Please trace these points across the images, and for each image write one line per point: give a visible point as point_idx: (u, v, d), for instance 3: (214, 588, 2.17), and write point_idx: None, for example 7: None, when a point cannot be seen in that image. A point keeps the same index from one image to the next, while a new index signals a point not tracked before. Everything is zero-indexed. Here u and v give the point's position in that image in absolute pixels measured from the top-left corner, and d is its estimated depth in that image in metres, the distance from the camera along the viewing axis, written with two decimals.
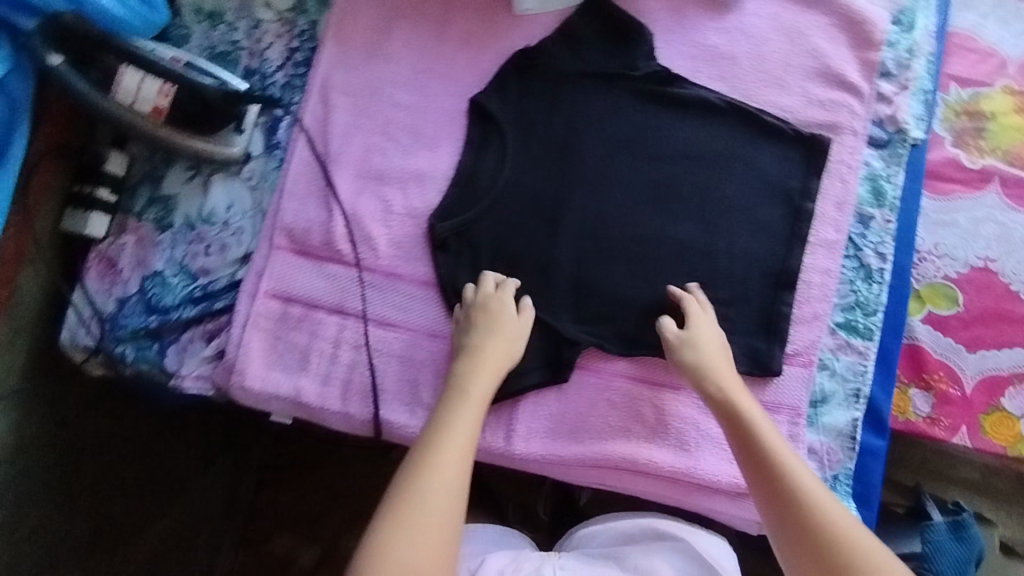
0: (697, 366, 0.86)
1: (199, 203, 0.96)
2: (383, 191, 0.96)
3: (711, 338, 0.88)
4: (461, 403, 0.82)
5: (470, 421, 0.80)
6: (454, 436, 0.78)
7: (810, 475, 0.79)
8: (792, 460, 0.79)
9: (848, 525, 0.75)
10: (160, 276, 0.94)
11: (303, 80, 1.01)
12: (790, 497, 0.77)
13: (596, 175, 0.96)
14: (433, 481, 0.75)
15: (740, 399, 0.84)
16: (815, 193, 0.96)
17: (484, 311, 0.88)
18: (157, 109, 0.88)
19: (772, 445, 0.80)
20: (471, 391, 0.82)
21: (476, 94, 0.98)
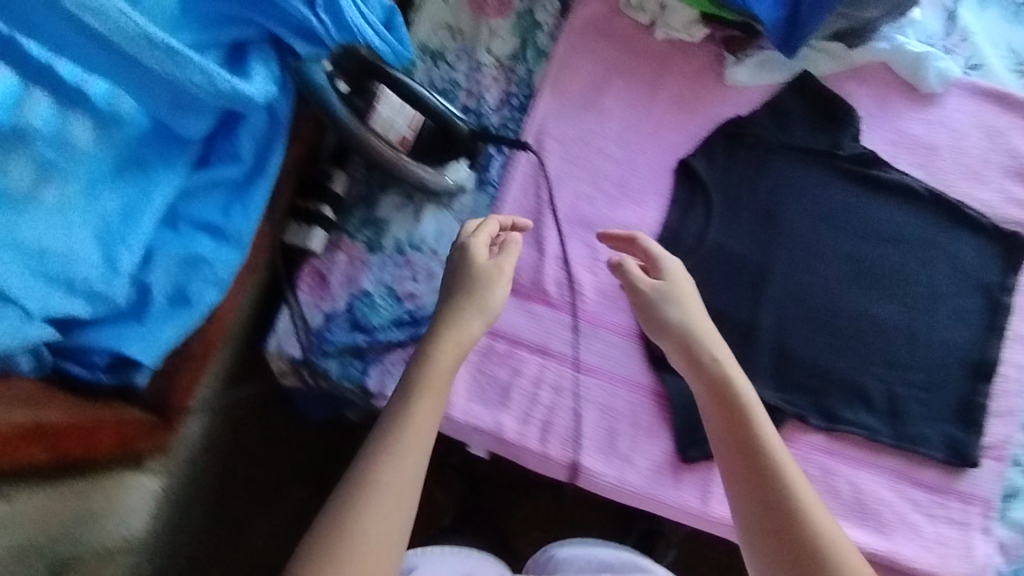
0: (712, 341, 0.79)
1: (411, 230, 0.99)
2: (591, 239, 0.99)
3: (686, 297, 0.82)
4: (418, 378, 0.73)
5: (425, 390, 0.72)
6: (419, 402, 0.72)
7: (787, 457, 0.72)
8: (772, 437, 0.73)
9: (812, 513, 0.69)
10: (368, 296, 0.96)
11: (517, 123, 1.05)
12: (773, 481, 0.70)
13: (799, 246, 0.98)
14: (387, 475, 0.67)
15: (733, 373, 0.77)
16: (1012, 288, 0.98)
17: (472, 267, 0.79)
18: (404, 138, 0.93)
19: (768, 426, 0.74)
20: (450, 354, 0.74)
21: (685, 156, 1.02)
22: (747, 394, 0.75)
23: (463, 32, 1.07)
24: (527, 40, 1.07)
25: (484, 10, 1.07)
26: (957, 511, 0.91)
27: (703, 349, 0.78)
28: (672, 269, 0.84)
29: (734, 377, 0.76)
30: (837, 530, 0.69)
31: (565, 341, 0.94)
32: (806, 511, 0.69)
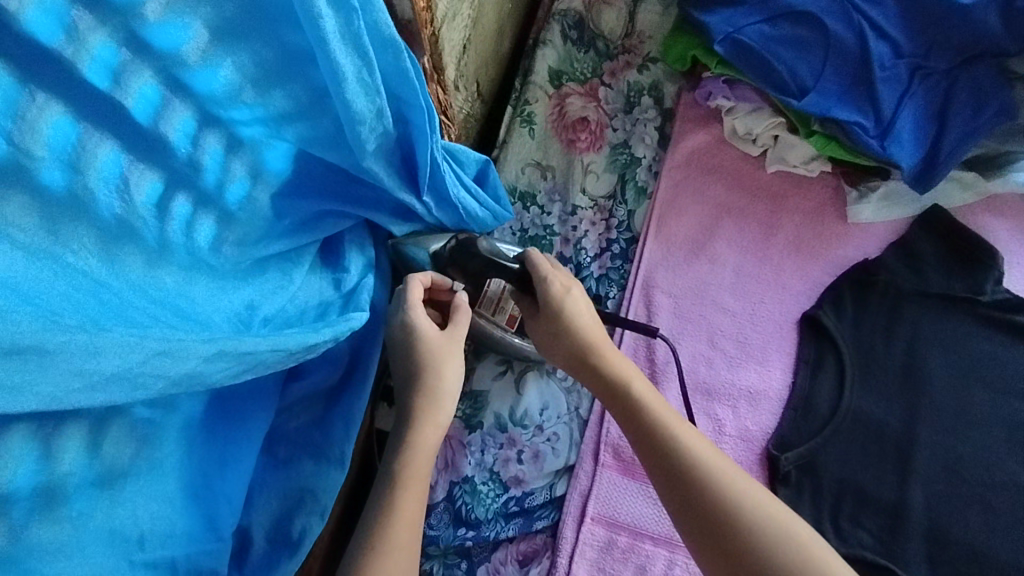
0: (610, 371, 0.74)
1: (512, 403, 0.90)
2: (713, 408, 0.89)
3: (579, 317, 0.75)
4: (397, 469, 0.69)
5: (416, 475, 0.69)
6: (407, 488, 0.68)
7: (710, 455, 0.68)
8: (701, 444, 0.69)
9: (736, 506, 0.65)
10: (469, 483, 0.87)
11: (619, 273, 0.95)
12: (703, 494, 0.66)
13: (943, 409, 0.89)
14: (379, 551, 0.64)
15: (638, 390, 0.73)
16: None
17: (425, 340, 0.72)
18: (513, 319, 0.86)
19: (685, 438, 0.69)
20: (427, 430, 0.71)
21: (809, 308, 0.93)
22: (654, 406, 0.72)
23: (555, 170, 0.99)
24: (625, 177, 0.98)
25: (577, 145, 0.99)
26: None
27: (598, 372, 0.75)
28: (556, 286, 0.76)
29: (626, 400, 0.73)
30: (787, 512, 0.66)
31: None
32: (747, 513, 0.64)
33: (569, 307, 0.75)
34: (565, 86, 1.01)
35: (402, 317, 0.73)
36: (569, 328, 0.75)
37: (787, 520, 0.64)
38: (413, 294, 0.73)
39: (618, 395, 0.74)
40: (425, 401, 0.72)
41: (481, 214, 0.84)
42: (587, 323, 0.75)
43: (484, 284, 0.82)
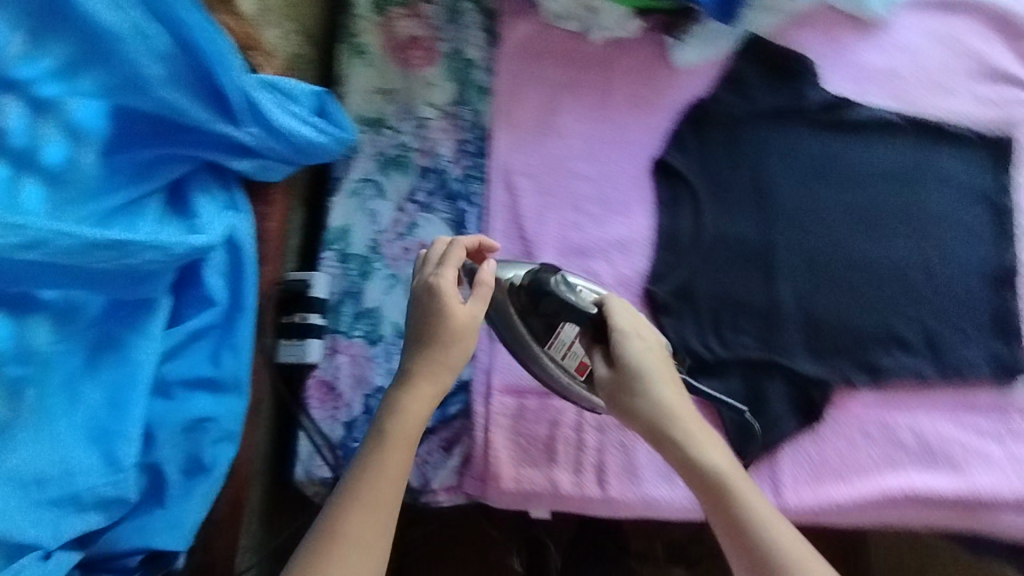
0: (653, 409, 0.71)
1: (407, 310, 0.96)
2: (589, 265, 0.95)
3: (660, 371, 0.73)
4: (382, 433, 0.71)
5: (397, 445, 0.70)
6: (387, 454, 0.69)
7: (747, 488, 0.68)
8: (731, 468, 0.69)
9: (761, 528, 0.66)
10: (383, 391, 0.93)
11: (479, 170, 1.01)
12: (751, 538, 0.66)
13: (794, 212, 0.96)
14: (355, 501, 0.67)
15: (677, 416, 0.71)
16: (1009, 188, 0.96)
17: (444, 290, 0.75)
18: (584, 366, 0.83)
19: (724, 471, 0.69)
20: (439, 375, 0.74)
21: (658, 153, 0.98)
22: (687, 434, 0.70)
23: (398, 92, 1.04)
24: (463, 81, 1.03)
25: (413, 63, 1.04)
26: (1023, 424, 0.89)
27: (654, 418, 0.71)
28: (638, 348, 0.74)
29: (671, 431, 0.70)
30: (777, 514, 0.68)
31: None
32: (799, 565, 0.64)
33: (630, 359, 0.73)
34: (389, 12, 1.05)
35: (439, 269, 0.77)
36: (633, 371, 0.72)
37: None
38: (454, 250, 0.79)
39: (660, 434, 0.71)
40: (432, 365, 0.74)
41: (320, 140, 0.87)
42: (660, 373, 0.73)
43: (559, 324, 0.81)
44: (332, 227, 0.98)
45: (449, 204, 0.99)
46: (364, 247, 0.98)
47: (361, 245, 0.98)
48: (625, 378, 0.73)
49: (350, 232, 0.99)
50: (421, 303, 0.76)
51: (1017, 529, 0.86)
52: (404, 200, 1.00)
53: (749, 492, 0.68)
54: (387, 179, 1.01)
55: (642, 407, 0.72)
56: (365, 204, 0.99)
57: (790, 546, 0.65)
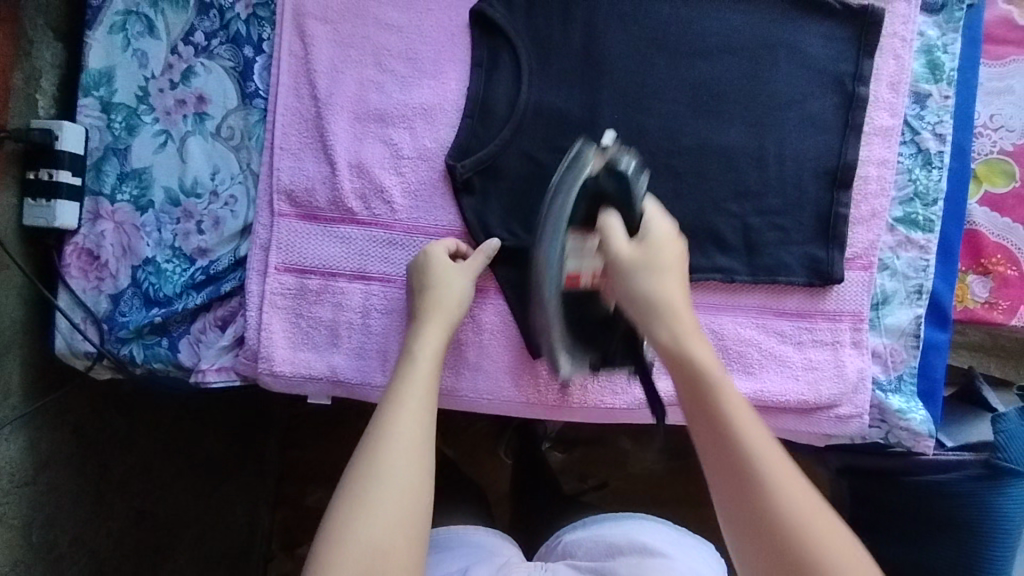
0: (646, 297, 0.70)
1: (180, 173, 0.84)
2: (387, 133, 0.84)
3: (673, 265, 0.72)
4: (410, 350, 0.73)
5: (429, 359, 0.72)
6: (417, 366, 0.71)
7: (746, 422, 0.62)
8: (731, 389, 0.64)
9: (776, 483, 0.59)
10: (152, 264, 0.83)
11: (268, 10, 0.86)
12: (757, 483, 0.59)
13: (625, 87, 0.85)
14: (397, 427, 0.66)
15: (683, 323, 0.69)
16: (867, 76, 0.85)
17: (429, 264, 0.78)
18: (575, 277, 0.78)
19: (731, 394, 0.64)
20: (437, 322, 0.75)
21: (477, 4, 0.85)
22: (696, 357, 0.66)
23: None
24: None
25: None
26: (825, 331, 0.86)
27: (676, 342, 0.67)
28: (659, 234, 0.73)
29: (654, 321, 0.69)
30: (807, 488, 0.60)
31: (385, 259, 0.84)
32: (789, 502, 0.58)
33: (649, 238, 0.73)
34: None
35: (421, 257, 0.79)
36: (638, 264, 0.71)
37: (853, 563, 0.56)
38: (437, 244, 0.80)
39: (645, 307, 0.70)
40: (672, 283, 0.70)
41: None
42: (672, 298, 0.70)
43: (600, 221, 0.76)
44: (89, 68, 0.83)
45: (231, 52, 0.85)
46: (132, 96, 0.84)
47: (128, 93, 0.84)
48: (639, 261, 0.71)
49: (113, 76, 0.84)
50: (414, 275, 0.79)
51: (796, 431, 0.86)
52: (179, 41, 0.84)
53: (771, 440, 0.62)
54: (158, 14, 0.84)
55: (639, 284, 0.70)
56: (131, 44, 0.84)
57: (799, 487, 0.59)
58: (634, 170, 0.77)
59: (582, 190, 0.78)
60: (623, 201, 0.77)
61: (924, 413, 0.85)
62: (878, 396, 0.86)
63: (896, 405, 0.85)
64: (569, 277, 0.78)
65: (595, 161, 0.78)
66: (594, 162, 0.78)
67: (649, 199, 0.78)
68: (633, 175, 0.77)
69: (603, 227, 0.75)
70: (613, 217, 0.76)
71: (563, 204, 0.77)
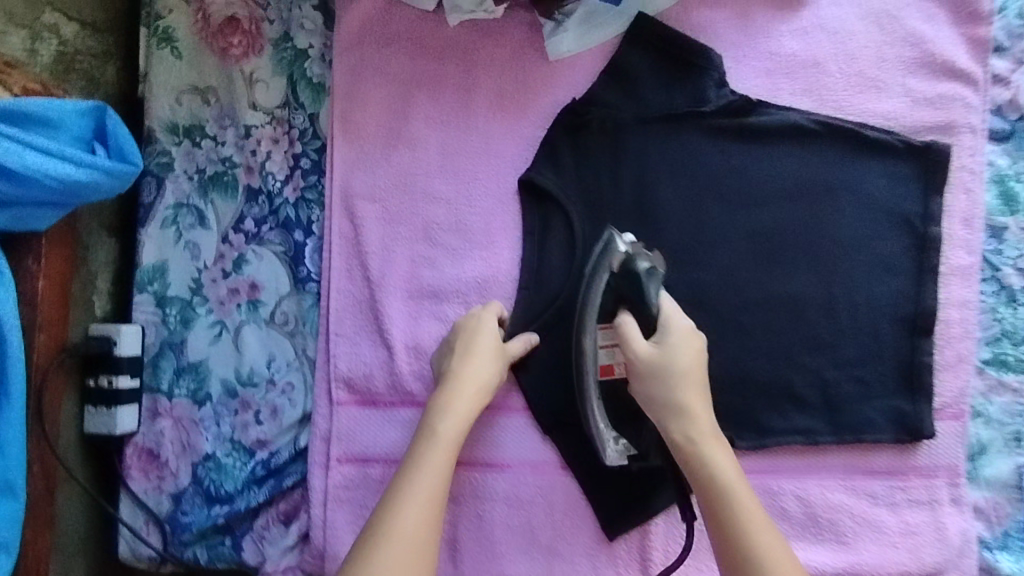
0: (663, 401, 0.69)
1: (236, 364, 0.83)
2: (442, 310, 0.82)
3: (689, 365, 0.70)
4: (431, 437, 0.68)
5: (442, 455, 0.67)
6: (439, 449, 0.68)
7: (717, 448, 0.68)
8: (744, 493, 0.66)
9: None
10: (212, 460, 0.82)
11: (316, 191, 0.84)
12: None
13: (682, 244, 0.82)
14: (397, 540, 0.61)
15: (704, 426, 0.69)
16: (939, 215, 0.81)
17: (468, 338, 0.75)
18: (608, 368, 0.75)
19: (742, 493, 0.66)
20: (454, 407, 0.70)
21: (527, 170, 0.83)
22: (682, 402, 0.69)
23: (215, 90, 0.84)
24: (293, 76, 0.84)
25: (230, 53, 0.84)
26: (920, 489, 0.80)
27: (701, 454, 0.67)
28: (677, 335, 0.71)
29: (673, 430, 0.69)
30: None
31: None
32: None
33: (668, 339, 0.70)
34: None
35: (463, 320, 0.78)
36: (653, 370, 0.69)
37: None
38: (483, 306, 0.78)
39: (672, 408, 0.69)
40: (691, 364, 0.70)
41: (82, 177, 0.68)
42: (688, 375, 0.69)
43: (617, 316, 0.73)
44: (144, 264, 0.84)
45: (281, 236, 0.84)
46: (185, 288, 0.84)
47: (181, 286, 0.84)
48: (658, 369, 0.69)
49: (166, 269, 0.84)
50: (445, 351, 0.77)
51: None
52: (229, 230, 0.84)
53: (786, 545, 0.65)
54: (208, 203, 0.84)
55: (651, 393, 0.70)
56: (183, 235, 0.84)
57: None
58: (649, 270, 0.73)
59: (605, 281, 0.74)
60: (638, 302, 0.72)
61: None
62: (986, 557, 0.80)
63: (1006, 567, 0.79)
64: (603, 368, 0.75)
65: (617, 258, 0.74)
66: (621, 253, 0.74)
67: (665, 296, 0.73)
68: (649, 280, 0.72)
69: (618, 327, 0.72)
70: (629, 318, 0.72)
71: (593, 294, 0.75)
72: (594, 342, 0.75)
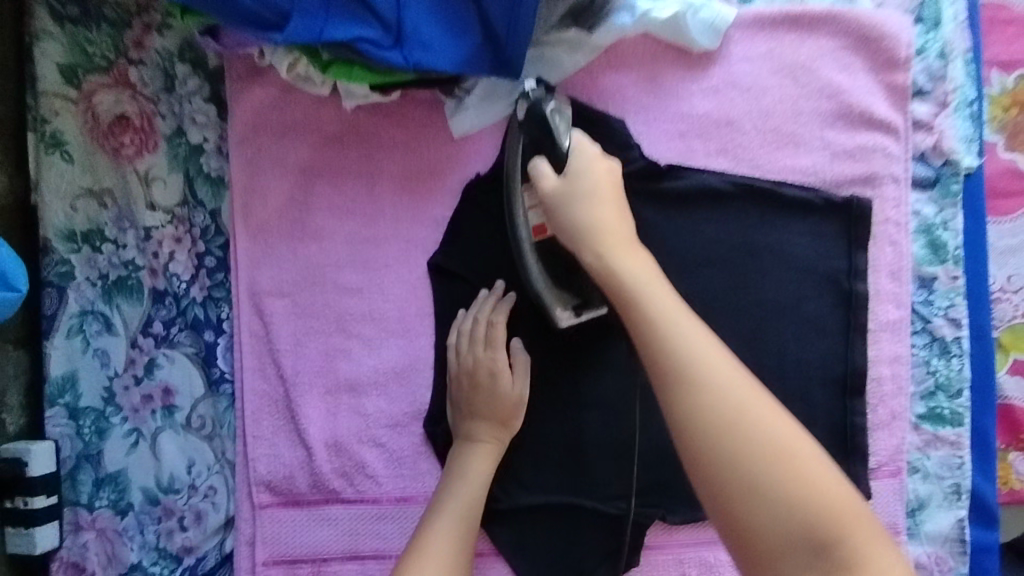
0: (573, 224, 0.64)
1: (156, 472, 0.81)
2: (361, 404, 0.80)
3: (590, 169, 0.66)
4: (452, 475, 0.73)
5: (470, 490, 0.71)
6: (473, 460, 0.73)
7: (641, 268, 0.61)
8: (675, 310, 0.57)
9: (716, 408, 0.52)
10: (139, 570, 0.80)
11: (224, 289, 0.82)
12: (691, 383, 0.53)
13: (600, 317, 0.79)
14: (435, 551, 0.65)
15: (614, 244, 0.62)
16: (864, 271, 0.78)
17: (462, 362, 0.76)
18: (541, 228, 0.71)
19: (689, 334, 0.55)
20: (481, 451, 0.74)
21: (436, 252, 0.80)
22: (589, 219, 0.63)
23: (111, 193, 0.81)
24: (190, 173, 0.81)
25: (122, 153, 0.81)
26: None
27: (617, 268, 0.60)
28: (584, 159, 0.67)
29: (582, 249, 0.63)
30: (738, 377, 0.54)
31: (377, 534, 0.79)
32: (725, 403, 0.52)
33: (574, 168, 0.67)
34: (86, 83, 0.81)
35: (469, 352, 0.76)
36: (561, 200, 0.65)
37: (782, 443, 0.51)
38: (483, 310, 0.77)
39: (576, 238, 0.64)
40: (606, 198, 0.65)
41: None
42: (596, 191, 0.65)
43: (533, 165, 0.68)
44: (52, 377, 0.81)
45: (191, 338, 0.81)
46: (98, 398, 0.81)
47: (93, 396, 0.81)
48: (566, 195, 0.65)
49: (76, 381, 0.81)
50: (462, 392, 0.76)
51: None
52: (138, 334, 0.81)
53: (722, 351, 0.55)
54: (114, 309, 0.81)
55: (568, 220, 0.64)
56: (91, 344, 0.81)
57: (746, 389, 0.53)
58: (554, 109, 0.71)
59: (523, 149, 0.72)
60: (550, 146, 0.69)
61: None
62: None
63: None
64: (535, 228, 0.72)
65: (524, 107, 0.74)
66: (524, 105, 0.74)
67: (575, 132, 0.70)
68: (553, 114, 0.71)
69: (531, 172, 0.68)
70: (540, 160, 0.68)
71: (514, 149, 0.73)
72: (523, 207, 0.72)
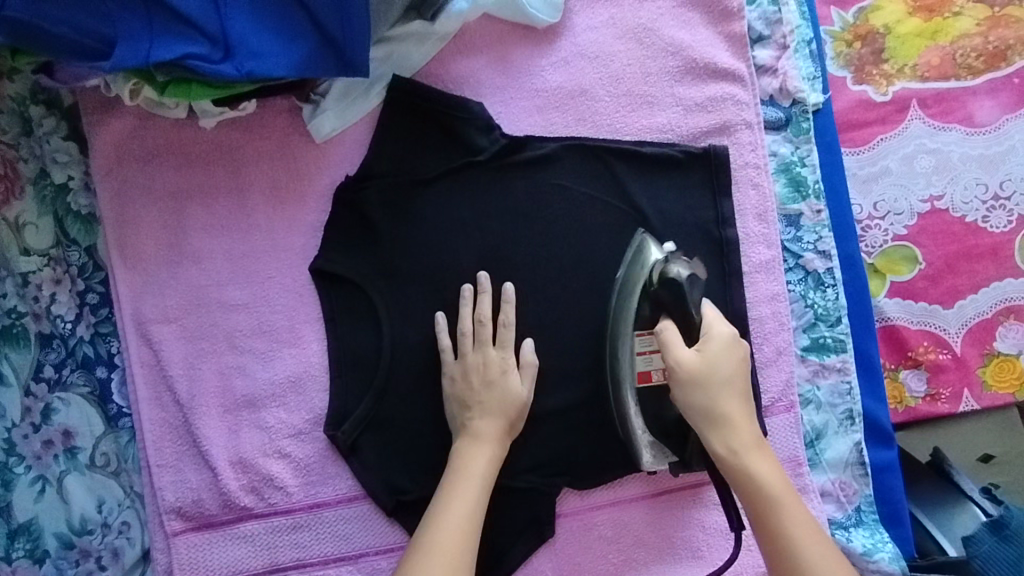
0: (703, 408, 0.68)
1: (68, 516, 0.78)
2: (261, 417, 0.80)
3: (732, 378, 0.69)
4: (454, 469, 0.72)
5: (473, 487, 0.70)
6: (477, 454, 0.73)
7: (760, 456, 0.68)
8: (774, 478, 0.66)
9: (787, 527, 0.64)
10: None
11: (111, 323, 0.83)
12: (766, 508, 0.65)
13: (579, 316, 0.80)
14: (440, 538, 0.66)
15: (736, 426, 0.68)
16: (731, 217, 0.81)
17: (467, 358, 0.76)
18: (646, 375, 0.74)
19: (768, 479, 0.66)
20: (480, 445, 0.73)
21: (315, 257, 0.81)
22: (721, 411, 0.68)
23: None
24: (58, 214, 0.81)
25: None
26: None
27: (723, 432, 0.68)
28: (717, 340, 0.69)
29: (708, 433, 0.68)
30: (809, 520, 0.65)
31: (294, 543, 0.79)
32: (791, 522, 0.64)
33: (710, 347, 0.69)
34: None
35: (476, 351, 0.77)
36: (693, 379, 0.68)
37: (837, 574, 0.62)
38: (482, 306, 0.77)
39: (708, 415, 0.68)
40: (728, 371, 0.69)
41: None
42: (728, 382, 0.69)
43: (659, 330, 0.70)
44: None
45: (85, 376, 0.81)
46: None
47: None
48: (698, 375, 0.68)
49: None
50: (470, 389, 0.76)
51: None
52: (30, 380, 0.78)
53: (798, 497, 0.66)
54: None
55: (692, 399, 0.68)
56: None
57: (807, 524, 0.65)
58: (689, 277, 0.70)
59: (640, 291, 0.73)
60: (680, 308, 0.70)
61: (891, 548, 0.78)
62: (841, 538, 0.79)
63: (860, 545, 0.79)
64: (641, 374, 0.74)
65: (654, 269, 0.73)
66: (656, 262, 0.73)
67: (705, 302, 0.72)
68: (686, 280, 0.70)
69: (658, 334, 0.70)
70: (669, 325, 0.70)
71: (627, 301, 0.74)
72: (632, 348, 0.74)
